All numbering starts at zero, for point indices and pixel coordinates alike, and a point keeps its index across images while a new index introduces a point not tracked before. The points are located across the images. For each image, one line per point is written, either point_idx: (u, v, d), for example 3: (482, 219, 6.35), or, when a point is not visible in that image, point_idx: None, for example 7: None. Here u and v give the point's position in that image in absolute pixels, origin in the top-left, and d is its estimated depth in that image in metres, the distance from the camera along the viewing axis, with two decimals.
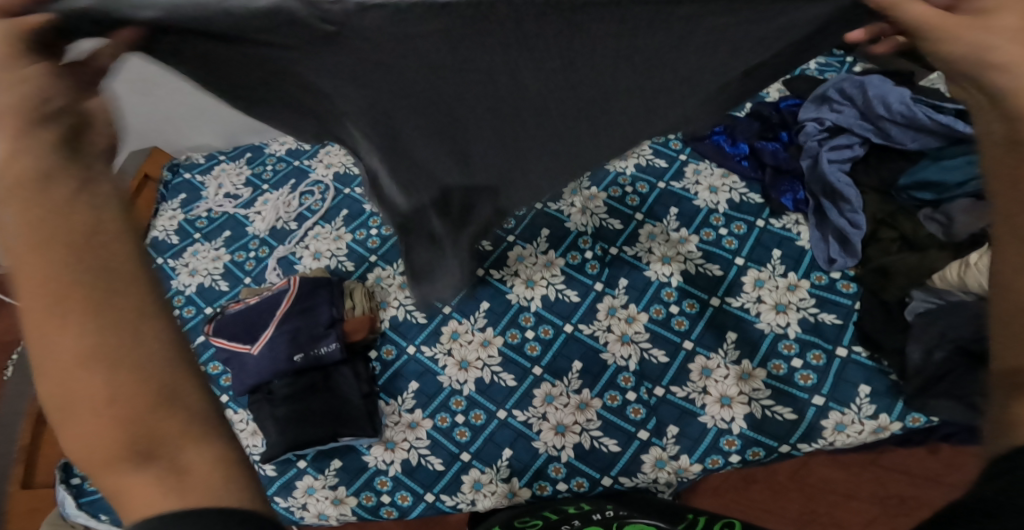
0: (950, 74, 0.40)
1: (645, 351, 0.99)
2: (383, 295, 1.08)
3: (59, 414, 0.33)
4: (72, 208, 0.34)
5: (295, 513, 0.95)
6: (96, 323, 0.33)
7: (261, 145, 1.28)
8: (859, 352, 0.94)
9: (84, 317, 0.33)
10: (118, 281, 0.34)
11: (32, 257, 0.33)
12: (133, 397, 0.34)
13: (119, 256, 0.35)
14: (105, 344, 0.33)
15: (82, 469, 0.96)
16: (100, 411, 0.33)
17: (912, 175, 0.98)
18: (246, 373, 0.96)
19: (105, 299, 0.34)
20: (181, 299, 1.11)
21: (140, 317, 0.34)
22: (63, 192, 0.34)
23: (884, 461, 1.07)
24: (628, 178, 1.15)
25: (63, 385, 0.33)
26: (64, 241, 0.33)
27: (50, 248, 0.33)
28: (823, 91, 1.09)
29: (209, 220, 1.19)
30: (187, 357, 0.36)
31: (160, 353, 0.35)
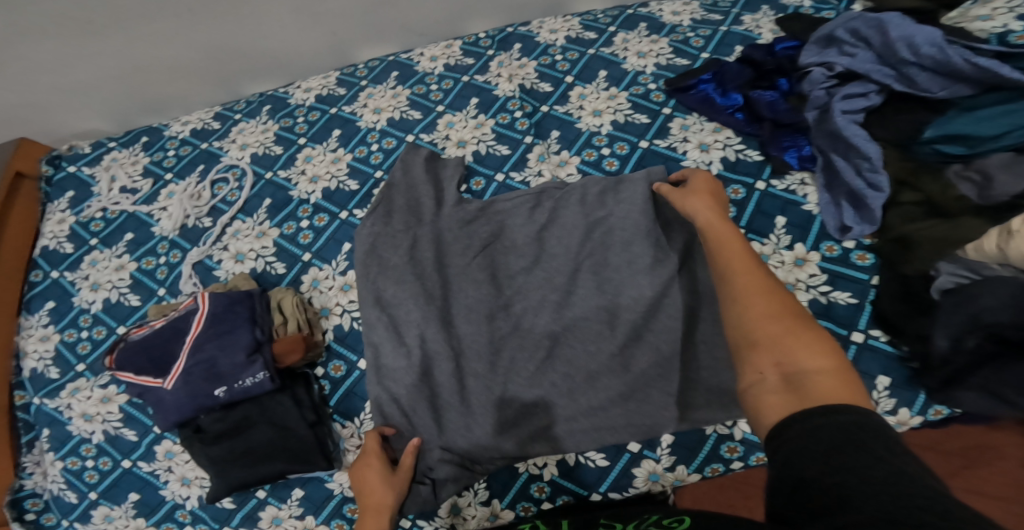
0: (756, 343, 0.56)
1: None
2: (323, 300, 0.90)
3: (378, 483, 0.74)
4: (383, 503, 0.73)
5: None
6: (384, 504, 0.72)
7: (160, 128, 1.10)
8: (877, 337, 0.81)
9: (388, 495, 0.73)
10: (388, 493, 0.73)
11: (382, 506, 0.72)
12: (380, 482, 0.74)
13: (382, 497, 0.73)
14: (383, 507, 0.72)
15: (35, 504, 0.84)
16: (383, 479, 0.74)
17: (939, 126, 0.85)
18: (165, 411, 0.79)
19: (381, 501, 0.73)
20: (87, 319, 0.93)
21: (384, 508, 0.72)
22: (385, 503, 0.73)
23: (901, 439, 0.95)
24: (605, 138, 0.97)
25: (376, 488, 0.74)
26: (380, 510, 0.72)
27: (382, 506, 0.72)
28: (829, 31, 0.96)
29: (105, 221, 1.01)
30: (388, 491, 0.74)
31: (387, 492, 0.73)
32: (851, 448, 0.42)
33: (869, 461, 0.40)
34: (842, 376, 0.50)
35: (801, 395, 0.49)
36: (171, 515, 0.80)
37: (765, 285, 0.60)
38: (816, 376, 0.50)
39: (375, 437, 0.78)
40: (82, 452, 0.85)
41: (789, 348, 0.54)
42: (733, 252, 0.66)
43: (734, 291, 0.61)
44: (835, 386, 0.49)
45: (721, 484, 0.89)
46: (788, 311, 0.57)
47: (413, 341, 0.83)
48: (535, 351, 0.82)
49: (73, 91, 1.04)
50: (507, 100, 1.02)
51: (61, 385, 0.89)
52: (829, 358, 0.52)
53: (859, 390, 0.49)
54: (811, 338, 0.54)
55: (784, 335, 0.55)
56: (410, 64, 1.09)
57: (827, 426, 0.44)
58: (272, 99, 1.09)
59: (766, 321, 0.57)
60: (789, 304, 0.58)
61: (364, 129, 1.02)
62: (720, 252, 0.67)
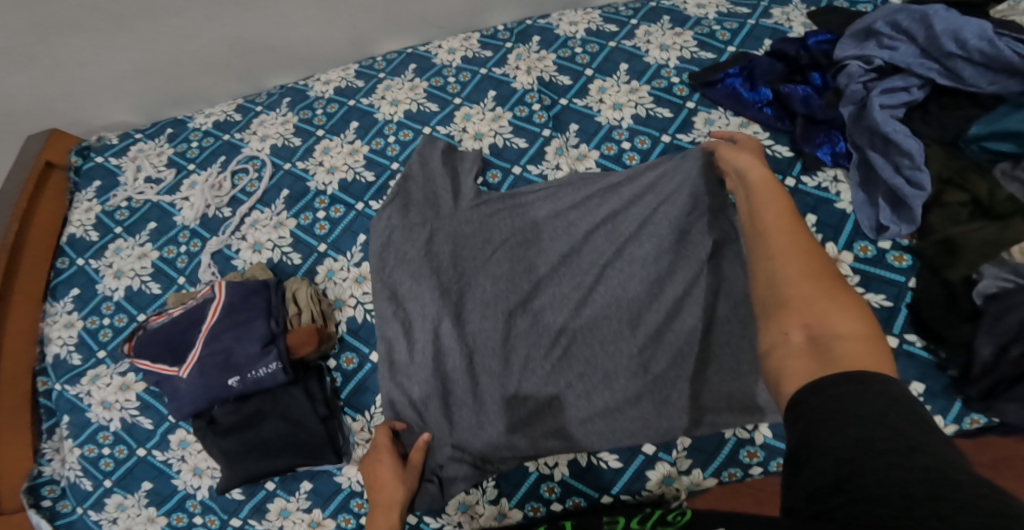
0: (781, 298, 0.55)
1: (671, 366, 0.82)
2: (338, 292, 0.89)
3: (388, 481, 0.74)
4: (394, 503, 0.72)
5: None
6: (393, 503, 0.72)
7: (184, 120, 1.12)
8: (913, 343, 0.77)
9: (398, 494, 0.73)
10: (397, 492, 0.73)
11: (392, 505, 0.72)
12: (389, 480, 0.74)
13: (392, 497, 0.72)
14: (392, 507, 0.72)
15: (52, 491, 0.85)
16: (393, 476, 0.74)
17: (988, 123, 0.82)
18: (180, 399, 0.78)
19: (391, 500, 0.72)
20: (110, 306, 0.94)
21: (394, 508, 0.71)
22: (395, 503, 0.72)
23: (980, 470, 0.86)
24: (625, 133, 0.95)
25: (386, 487, 0.73)
26: (390, 511, 0.71)
27: (391, 506, 0.72)
28: (869, 23, 0.92)
29: (131, 210, 1.02)
30: (396, 491, 0.73)
31: (396, 491, 0.73)
32: (861, 402, 0.41)
33: (885, 417, 0.39)
34: (873, 345, 0.48)
35: (820, 349, 0.48)
36: (182, 505, 0.81)
37: (807, 259, 0.57)
38: (840, 341, 0.48)
39: (384, 431, 0.77)
40: (99, 439, 0.86)
41: (818, 309, 0.52)
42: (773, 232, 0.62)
43: (771, 251, 0.59)
44: (861, 352, 0.47)
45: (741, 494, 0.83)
46: (824, 279, 0.55)
47: (428, 333, 0.82)
48: (551, 347, 0.81)
49: (105, 83, 1.06)
50: (525, 93, 1.00)
51: (82, 371, 0.90)
52: (858, 322, 0.50)
53: (887, 359, 0.46)
54: (840, 303, 0.52)
55: (812, 296, 0.53)
56: (429, 56, 1.08)
57: (844, 381, 0.43)
58: (291, 92, 1.10)
59: (795, 281, 0.55)
60: (827, 271, 0.56)
61: (381, 120, 1.01)
62: (759, 226, 0.64)
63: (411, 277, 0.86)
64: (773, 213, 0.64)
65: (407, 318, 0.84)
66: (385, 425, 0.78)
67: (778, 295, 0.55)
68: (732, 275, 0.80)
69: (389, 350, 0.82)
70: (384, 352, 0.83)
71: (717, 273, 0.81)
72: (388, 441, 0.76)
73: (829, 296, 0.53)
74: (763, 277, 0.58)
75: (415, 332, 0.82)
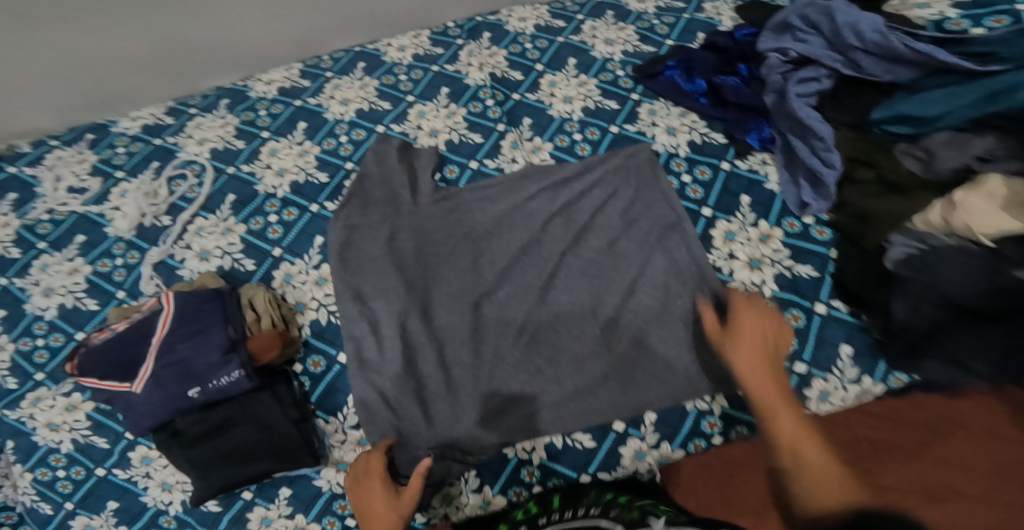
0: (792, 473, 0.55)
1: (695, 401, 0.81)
2: (297, 295, 0.87)
3: (380, 506, 0.66)
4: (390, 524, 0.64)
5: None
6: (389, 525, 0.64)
7: (105, 124, 1.06)
8: (838, 308, 0.85)
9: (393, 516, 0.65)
10: (391, 513, 0.65)
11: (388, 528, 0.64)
12: (382, 503, 0.67)
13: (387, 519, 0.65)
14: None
15: (10, 517, 0.77)
16: (385, 499, 0.67)
17: (887, 108, 0.93)
18: (137, 414, 0.74)
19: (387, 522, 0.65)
20: (42, 327, 0.87)
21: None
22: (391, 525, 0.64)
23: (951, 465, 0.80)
24: (576, 125, 0.99)
25: (378, 512, 0.66)
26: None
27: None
28: (784, 19, 1.02)
29: (53, 223, 0.95)
30: (391, 512, 0.65)
31: (391, 512, 0.65)
32: None
33: None
34: None
35: None
36: (155, 521, 0.76)
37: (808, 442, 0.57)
38: None
39: (370, 456, 0.72)
40: (52, 462, 0.80)
41: (817, 489, 0.52)
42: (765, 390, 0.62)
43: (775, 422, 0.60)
44: None
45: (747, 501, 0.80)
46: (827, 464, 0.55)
47: (394, 330, 0.82)
48: (519, 336, 0.83)
49: (14, 92, 0.97)
50: (477, 89, 1.03)
51: (20, 395, 0.83)
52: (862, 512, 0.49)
53: None
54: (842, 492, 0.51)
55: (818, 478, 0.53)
56: (377, 54, 1.08)
57: None
58: (230, 93, 1.06)
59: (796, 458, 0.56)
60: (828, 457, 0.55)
61: (332, 120, 1.00)
62: (757, 375, 0.64)
63: (374, 276, 0.86)
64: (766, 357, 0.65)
65: (373, 318, 0.83)
66: (372, 449, 0.73)
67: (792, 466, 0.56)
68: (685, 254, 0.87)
69: (356, 350, 0.82)
70: (351, 357, 0.81)
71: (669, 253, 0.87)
72: (377, 464, 0.71)
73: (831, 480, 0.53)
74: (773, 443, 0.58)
75: (382, 332, 0.82)
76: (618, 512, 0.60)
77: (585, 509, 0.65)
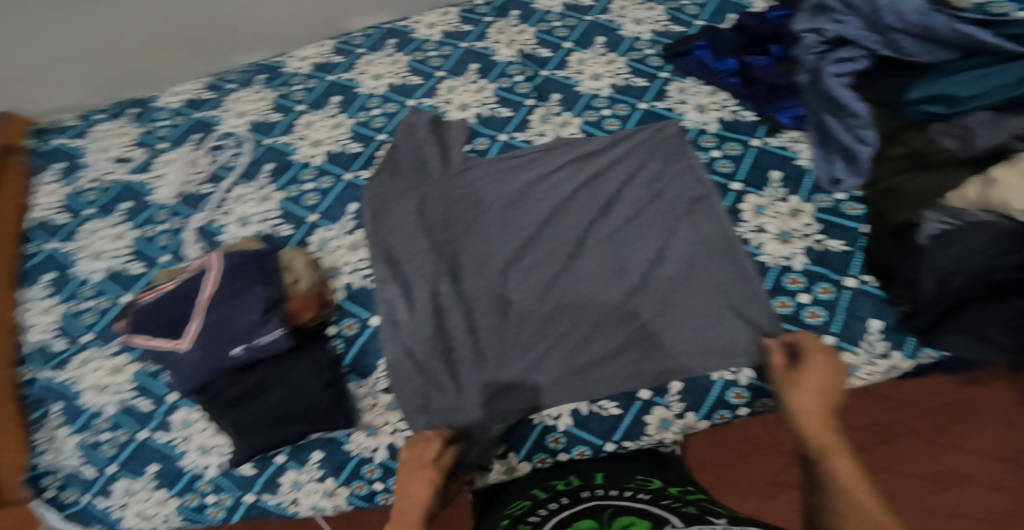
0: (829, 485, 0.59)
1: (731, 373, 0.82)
2: (332, 260, 0.89)
3: (419, 492, 0.69)
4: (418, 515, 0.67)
5: (289, 512, 0.78)
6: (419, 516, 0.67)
7: (148, 99, 1.08)
8: (869, 283, 0.85)
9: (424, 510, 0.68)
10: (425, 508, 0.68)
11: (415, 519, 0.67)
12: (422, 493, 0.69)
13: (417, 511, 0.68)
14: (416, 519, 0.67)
15: (54, 480, 0.81)
16: (425, 490, 0.69)
17: (924, 87, 0.91)
18: (182, 374, 0.77)
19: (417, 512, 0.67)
20: (89, 289, 0.91)
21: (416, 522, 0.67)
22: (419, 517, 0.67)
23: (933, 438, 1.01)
24: (604, 101, 1.00)
25: (414, 499, 0.68)
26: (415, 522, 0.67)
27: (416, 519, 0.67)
28: (820, 0, 1.00)
29: (102, 191, 0.98)
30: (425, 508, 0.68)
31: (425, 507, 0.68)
32: None
33: None
34: None
35: None
36: (191, 486, 0.79)
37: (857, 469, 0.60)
38: None
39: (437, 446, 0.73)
40: (96, 425, 0.83)
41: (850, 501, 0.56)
42: (822, 437, 0.64)
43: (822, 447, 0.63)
44: None
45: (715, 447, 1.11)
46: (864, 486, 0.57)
47: (426, 297, 0.84)
48: (547, 305, 0.84)
49: (61, 64, 1.02)
50: (507, 66, 1.03)
51: (68, 356, 0.87)
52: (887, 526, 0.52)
53: None
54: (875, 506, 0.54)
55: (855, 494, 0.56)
56: (408, 31, 1.09)
57: None
58: (266, 69, 1.09)
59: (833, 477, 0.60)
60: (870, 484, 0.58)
61: (364, 94, 1.02)
62: (812, 412, 0.67)
63: (405, 243, 0.87)
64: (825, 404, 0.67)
65: (404, 284, 0.85)
66: (437, 435, 0.74)
67: (828, 478, 0.60)
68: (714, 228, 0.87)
69: (389, 313, 0.83)
70: (383, 316, 0.83)
71: (698, 226, 0.87)
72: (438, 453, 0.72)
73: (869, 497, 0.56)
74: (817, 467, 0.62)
75: (412, 298, 0.84)
76: (669, 502, 0.65)
77: (633, 492, 0.67)
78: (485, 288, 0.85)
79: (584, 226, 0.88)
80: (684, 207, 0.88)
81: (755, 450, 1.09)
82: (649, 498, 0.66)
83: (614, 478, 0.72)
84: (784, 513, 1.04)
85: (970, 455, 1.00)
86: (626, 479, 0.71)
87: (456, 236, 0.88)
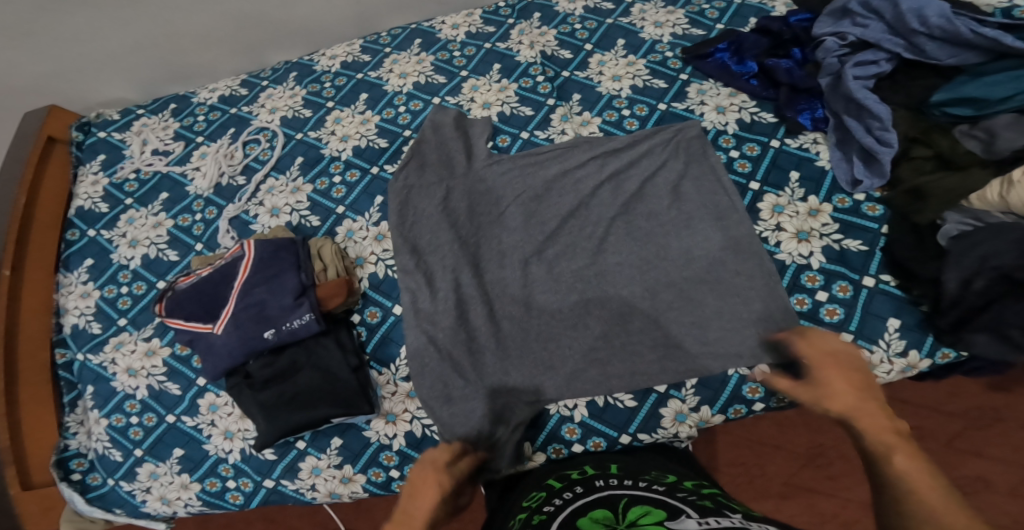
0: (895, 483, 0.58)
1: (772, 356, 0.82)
2: (358, 250, 0.92)
3: (422, 487, 0.70)
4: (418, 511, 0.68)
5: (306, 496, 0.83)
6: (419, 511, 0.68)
7: (186, 95, 1.12)
8: (887, 282, 0.85)
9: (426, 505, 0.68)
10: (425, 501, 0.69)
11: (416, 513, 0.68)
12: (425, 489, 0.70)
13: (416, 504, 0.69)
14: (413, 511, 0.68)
15: (81, 464, 0.87)
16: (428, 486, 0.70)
17: (949, 90, 0.91)
18: (215, 356, 0.81)
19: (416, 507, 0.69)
20: (127, 275, 0.95)
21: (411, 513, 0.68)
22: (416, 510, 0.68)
23: (956, 443, 1.01)
24: (625, 101, 1.01)
25: (417, 496, 0.70)
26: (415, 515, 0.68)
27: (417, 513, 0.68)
28: (844, 4, 1.01)
29: (140, 182, 1.02)
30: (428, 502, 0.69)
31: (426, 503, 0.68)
32: None
33: None
34: None
35: None
36: (215, 470, 0.83)
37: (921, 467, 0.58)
38: None
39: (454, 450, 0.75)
40: (127, 408, 0.87)
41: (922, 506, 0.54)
42: (881, 437, 0.63)
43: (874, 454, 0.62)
44: None
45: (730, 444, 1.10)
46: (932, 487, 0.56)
47: (451, 290, 0.86)
48: (568, 299, 0.85)
49: (104, 62, 1.06)
50: (529, 66, 1.05)
51: (105, 339, 0.91)
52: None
53: None
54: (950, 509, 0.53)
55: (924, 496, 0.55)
56: (433, 31, 1.12)
57: None
58: (297, 67, 1.12)
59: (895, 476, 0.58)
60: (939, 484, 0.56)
61: (391, 92, 1.05)
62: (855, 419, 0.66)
63: (430, 236, 0.90)
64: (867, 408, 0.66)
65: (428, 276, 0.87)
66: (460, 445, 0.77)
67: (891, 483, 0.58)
68: (737, 228, 0.88)
69: (415, 304, 0.86)
70: (408, 305, 0.86)
71: (718, 224, 0.88)
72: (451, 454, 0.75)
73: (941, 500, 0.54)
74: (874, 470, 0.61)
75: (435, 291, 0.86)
76: (685, 494, 0.65)
77: (648, 483, 0.68)
78: (507, 281, 0.87)
79: (605, 222, 0.90)
80: (703, 206, 0.90)
81: (774, 451, 1.09)
82: (665, 488, 0.66)
83: (628, 469, 0.73)
84: (796, 514, 1.05)
85: (987, 461, 1.00)
86: (644, 471, 0.73)
87: (479, 230, 0.91)
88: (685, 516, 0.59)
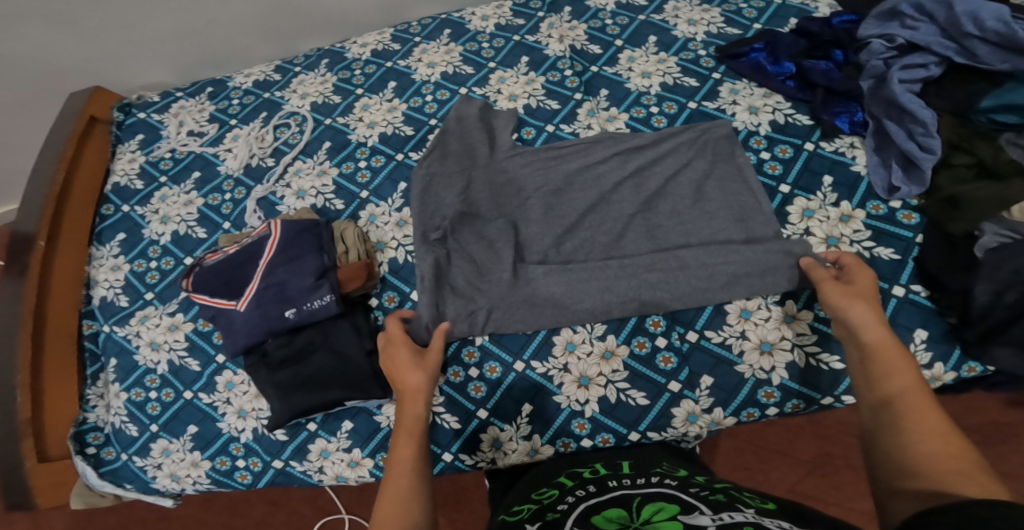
0: (878, 395, 0.60)
1: (789, 363, 0.81)
2: (380, 235, 0.94)
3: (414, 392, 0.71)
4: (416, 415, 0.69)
5: (312, 478, 0.85)
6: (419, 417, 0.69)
7: (223, 79, 1.15)
8: (918, 293, 0.82)
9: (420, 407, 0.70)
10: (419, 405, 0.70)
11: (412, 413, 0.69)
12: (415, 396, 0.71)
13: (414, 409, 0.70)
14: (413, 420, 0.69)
15: (97, 438, 0.90)
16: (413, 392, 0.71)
17: (997, 96, 0.87)
18: (236, 333, 0.83)
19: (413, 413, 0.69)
20: (156, 251, 0.98)
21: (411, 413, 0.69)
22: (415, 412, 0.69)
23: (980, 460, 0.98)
24: (654, 99, 1.01)
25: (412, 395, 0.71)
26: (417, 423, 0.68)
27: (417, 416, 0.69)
28: (892, 6, 0.97)
29: (174, 161, 1.06)
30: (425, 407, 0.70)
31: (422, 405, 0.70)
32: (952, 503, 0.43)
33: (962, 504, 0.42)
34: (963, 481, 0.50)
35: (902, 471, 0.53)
36: (225, 449, 0.86)
37: (918, 383, 0.59)
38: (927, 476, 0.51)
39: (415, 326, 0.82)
40: (147, 383, 0.90)
41: (906, 420, 0.56)
42: (889, 350, 0.63)
43: (879, 369, 0.62)
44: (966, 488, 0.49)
45: (734, 446, 1.09)
46: (925, 401, 0.57)
47: (474, 268, 0.87)
48: (586, 294, 0.84)
49: (148, 45, 1.10)
50: (557, 60, 1.05)
51: (131, 312, 0.94)
52: (957, 449, 0.53)
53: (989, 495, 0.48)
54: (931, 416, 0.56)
55: (920, 408, 0.57)
56: (462, 22, 1.13)
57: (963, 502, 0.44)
58: (330, 54, 1.14)
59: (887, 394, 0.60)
60: (932, 402, 0.57)
61: (418, 81, 1.06)
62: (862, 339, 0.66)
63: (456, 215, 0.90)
64: (882, 328, 0.65)
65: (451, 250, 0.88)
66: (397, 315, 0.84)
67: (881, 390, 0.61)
68: (760, 228, 0.87)
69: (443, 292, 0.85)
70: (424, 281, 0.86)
71: (742, 224, 0.87)
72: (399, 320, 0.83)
73: (928, 413, 0.56)
74: (874, 376, 0.62)
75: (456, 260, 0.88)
76: (698, 490, 0.62)
77: (661, 478, 0.66)
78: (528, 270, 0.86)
79: (626, 220, 0.89)
80: (726, 207, 0.89)
81: (779, 457, 1.07)
82: (678, 484, 0.65)
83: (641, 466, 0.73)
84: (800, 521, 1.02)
85: (1008, 479, 0.97)
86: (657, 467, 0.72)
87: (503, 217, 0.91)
88: (699, 512, 0.56)
